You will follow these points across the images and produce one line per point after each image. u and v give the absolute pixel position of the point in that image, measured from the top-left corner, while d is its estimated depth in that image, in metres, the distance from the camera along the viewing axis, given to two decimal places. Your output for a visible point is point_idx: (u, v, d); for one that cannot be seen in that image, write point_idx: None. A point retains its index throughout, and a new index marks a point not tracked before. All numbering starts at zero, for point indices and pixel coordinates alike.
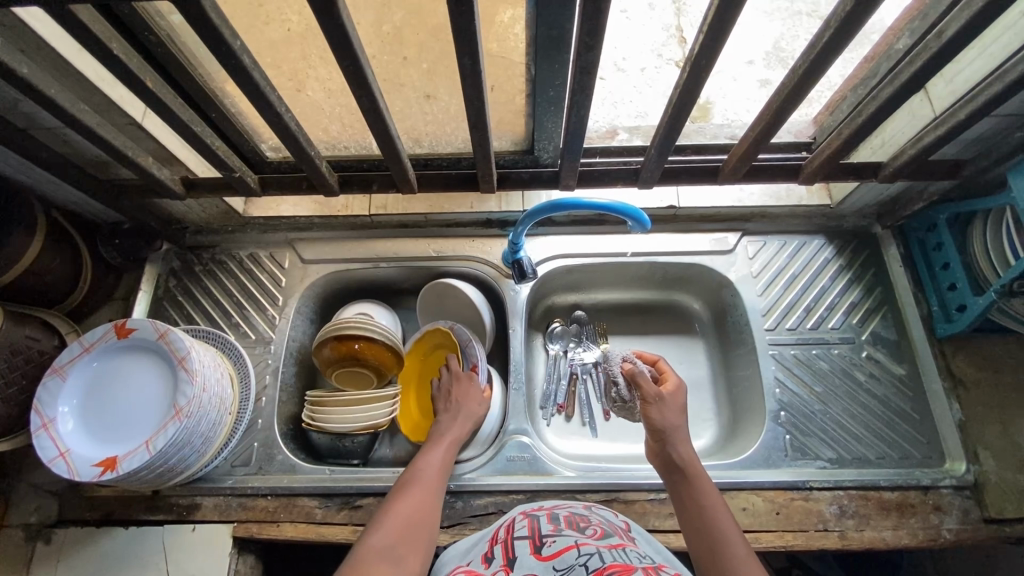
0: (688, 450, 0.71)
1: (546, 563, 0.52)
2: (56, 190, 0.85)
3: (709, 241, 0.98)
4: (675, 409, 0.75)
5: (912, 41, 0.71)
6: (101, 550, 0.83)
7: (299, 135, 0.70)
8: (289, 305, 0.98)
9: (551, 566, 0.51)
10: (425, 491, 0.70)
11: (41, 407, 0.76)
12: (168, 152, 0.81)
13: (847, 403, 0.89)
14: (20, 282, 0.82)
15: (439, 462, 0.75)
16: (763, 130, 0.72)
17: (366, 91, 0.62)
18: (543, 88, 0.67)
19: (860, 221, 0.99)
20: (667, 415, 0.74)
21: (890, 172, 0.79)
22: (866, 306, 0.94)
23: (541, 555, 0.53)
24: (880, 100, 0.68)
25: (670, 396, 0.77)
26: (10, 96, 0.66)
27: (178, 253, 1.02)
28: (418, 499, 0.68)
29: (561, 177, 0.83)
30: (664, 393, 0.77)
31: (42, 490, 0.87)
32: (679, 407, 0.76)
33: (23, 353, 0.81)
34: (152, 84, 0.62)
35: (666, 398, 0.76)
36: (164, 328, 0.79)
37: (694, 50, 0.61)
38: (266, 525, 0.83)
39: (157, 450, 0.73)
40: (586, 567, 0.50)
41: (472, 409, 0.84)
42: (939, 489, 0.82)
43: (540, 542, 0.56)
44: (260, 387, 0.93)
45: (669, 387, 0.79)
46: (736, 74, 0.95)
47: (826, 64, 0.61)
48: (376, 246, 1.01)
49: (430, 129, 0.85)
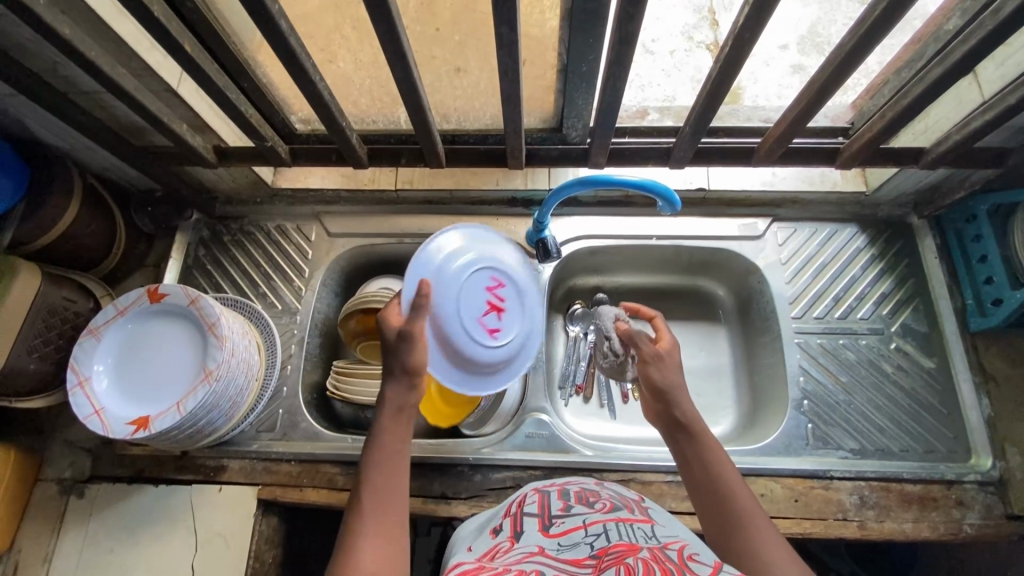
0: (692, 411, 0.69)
1: (551, 539, 0.51)
2: (92, 156, 0.87)
3: (737, 226, 0.97)
4: (674, 367, 0.72)
5: (963, 22, 0.68)
6: (132, 506, 0.86)
7: (332, 104, 0.70)
8: (315, 278, 1.00)
9: (556, 542, 0.51)
10: (382, 480, 0.60)
11: (77, 365, 0.79)
12: (201, 120, 0.82)
13: (873, 394, 0.88)
14: (58, 244, 0.84)
15: (397, 444, 0.64)
16: (804, 109, 0.70)
17: (401, 59, 0.61)
18: (576, 63, 0.65)
19: (896, 210, 0.96)
20: (671, 375, 0.71)
21: (932, 158, 0.76)
22: (897, 297, 0.92)
23: (548, 532, 0.53)
24: (928, 81, 0.66)
25: (670, 353, 0.73)
26: (51, 56, 0.67)
27: (207, 222, 1.04)
28: (386, 489, 0.60)
29: (591, 154, 0.82)
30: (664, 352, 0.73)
31: (75, 446, 0.90)
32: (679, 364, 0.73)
33: (60, 314, 0.84)
34: (190, 48, 0.63)
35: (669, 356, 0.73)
36: (195, 294, 0.81)
37: (738, 22, 0.58)
38: (290, 489, 0.86)
39: (188, 411, 0.75)
40: (590, 545, 0.49)
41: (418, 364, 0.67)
42: (963, 483, 0.81)
43: (548, 520, 0.55)
44: (285, 355, 0.95)
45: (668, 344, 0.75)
46: (768, 58, 0.94)
47: (875, 41, 0.58)
48: (401, 222, 1.02)
49: (459, 105, 0.84)
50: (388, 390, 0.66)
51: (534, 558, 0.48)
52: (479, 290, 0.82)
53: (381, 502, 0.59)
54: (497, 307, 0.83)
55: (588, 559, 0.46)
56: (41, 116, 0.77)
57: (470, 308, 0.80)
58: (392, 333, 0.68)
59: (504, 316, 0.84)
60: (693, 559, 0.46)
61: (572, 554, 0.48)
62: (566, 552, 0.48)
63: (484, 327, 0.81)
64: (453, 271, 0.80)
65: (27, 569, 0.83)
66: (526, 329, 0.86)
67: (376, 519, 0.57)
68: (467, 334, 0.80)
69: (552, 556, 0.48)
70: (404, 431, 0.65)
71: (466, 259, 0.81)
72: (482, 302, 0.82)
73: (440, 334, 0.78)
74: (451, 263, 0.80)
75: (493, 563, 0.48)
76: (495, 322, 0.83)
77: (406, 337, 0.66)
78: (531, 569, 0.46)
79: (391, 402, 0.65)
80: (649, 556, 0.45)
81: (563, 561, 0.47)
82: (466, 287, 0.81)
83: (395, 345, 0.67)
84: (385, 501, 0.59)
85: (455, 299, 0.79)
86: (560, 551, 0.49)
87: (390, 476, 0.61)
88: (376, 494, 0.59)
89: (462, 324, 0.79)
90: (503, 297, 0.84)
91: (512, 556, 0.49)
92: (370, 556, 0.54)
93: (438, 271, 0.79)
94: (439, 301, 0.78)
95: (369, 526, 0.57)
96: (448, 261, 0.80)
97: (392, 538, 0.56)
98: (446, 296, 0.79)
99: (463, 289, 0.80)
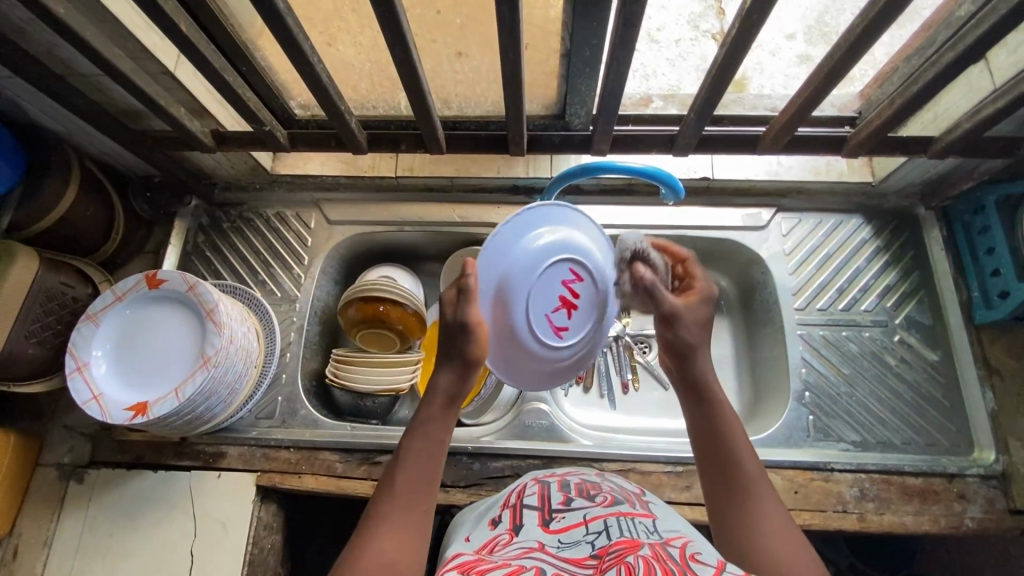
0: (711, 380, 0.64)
1: (552, 535, 0.51)
2: (89, 140, 0.86)
3: (741, 216, 0.96)
4: (698, 325, 0.64)
5: (975, 7, 0.67)
6: (131, 491, 0.86)
7: (331, 88, 0.69)
8: (314, 265, 0.99)
9: (557, 539, 0.50)
10: (415, 469, 0.56)
11: (75, 350, 0.78)
12: (199, 104, 0.81)
13: (875, 386, 0.87)
14: (56, 229, 0.83)
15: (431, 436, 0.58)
16: (811, 96, 0.68)
17: (400, 42, 0.60)
18: (579, 46, 0.63)
19: (902, 201, 0.95)
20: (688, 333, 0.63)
21: (941, 148, 0.75)
22: (902, 289, 0.91)
23: (548, 528, 0.52)
24: (939, 67, 0.64)
25: (686, 308, 0.64)
26: (46, 37, 0.66)
27: (206, 209, 1.03)
28: (417, 484, 0.55)
29: (594, 141, 0.80)
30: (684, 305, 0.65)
31: (75, 431, 0.90)
32: (701, 322, 0.64)
33: (58, 299, 0.83)
34: (186, 28, 0.62)
35: (692, 309, 0.64)
36: (194, 280, 0.80)
37: (746, 4, 0.56)
38: (288, 476, 0.85)
39: (186, 397, 0.75)
40: (591, 544, 0.48)
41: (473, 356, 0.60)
42: (965, 477, 0.80)
43: (548, 515, 0.54)
44: (285, 343, 0.94)
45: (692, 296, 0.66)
46: (774, 48, 0.91)
47: (886, 25, 0.57)
48: (400, 210, 1.01)
49: (460, 90, 0.83)
50: (441, 377, 0.60)
51: (533, 555, 0.48)
52: (553, 282, 0.67)
53: (411, 493, 0.55)
54: (570, 304, 0.69)
55: (589, 559, 0.46)
56: (37, 99, 0.76)
57: (540, 303, 0.67)
58: (447, 321, 0.61)
59: (577, 315, 0.70)
60: (696, 559, 0.45)
61: (572, 553, 0.48)
62: (567, 551, 0.48)
63: (551, 328, 0.68)
64: (529, 259, 0.65)
65: (27, 553, 0.84)
66: (598, 328, 0.73)
67: (402, 510, 0.54)
68: (531, 334, 0.67)
69: (553, 553, 0.48)
70: (449, 424, 0.60)
71: (546, 245, 0.66)
72: (556, 297, 0.68)
73: (498, 329, 0.66)
74: (528, 248, 0.65)
75: (493, 557, 0.48)
76: (565, 321, 0.69)
77: (463, 327, 0.59)
78: (530, 564, 0.46)
79: (440, 391, 0.60)
80: (651, 554, 0.45)
81: (564, 560, 0.47)
82: (540, 280, 0.66)
83: (453, 333, 0.60)
84: (416, 493, 0.55)
85: (526, 293, 0.66)
86: (560, 549, 0.49)
87: (426, 467, 0.57)
88: (407, 483, 0.55)
89: (528, 322, 0.67)
90: (580, 292, 0.69)
91: (512, 551, 0.49)
92: (386, 548, 0.51)
93: (506, 258, 0.65)
94: (506, 293, 0.65)
95: (392, 516, 0.53)
96: (524, 245, 0.65)
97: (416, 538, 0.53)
98: (517, 290, 0.65)
99: (536, 283, 0.66)
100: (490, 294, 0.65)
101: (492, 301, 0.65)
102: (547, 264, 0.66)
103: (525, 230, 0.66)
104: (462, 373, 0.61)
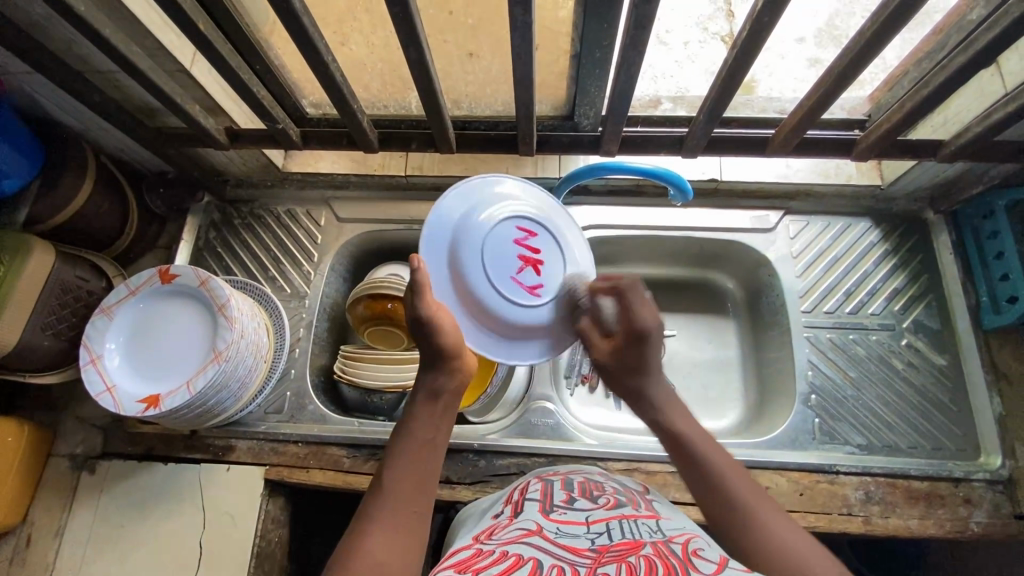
0: (675, 410, 0.63)
1: (551, 523, 0.52)
2: (104, 136, 0.87)
3: (749, 218, 0.96)
4: (636, 369, 0.66)
5: (986, 11, 0.68)
6: (141, 483, 0.87)
7: (345, 88, 0.70)
8: (324, 262, 1.00)
9: (556, 527, 0.51)
10: (415, 467, 0.56)
11: (89, 343, 0.80)
12: (213, 101, 0.82)
13: (882, 390, 0.87)
14: (71, 223, 0.85)
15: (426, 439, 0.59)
16: (819, 101, 0.68)
17: (414, 42, 0.61)
18: (590, 47, 0.64)
19: (911, 205, 0.95)
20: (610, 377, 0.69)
21: (951, 151, 0.75)
22: (910, 293, 0.91)
23: (549, 517, 0.53)
24: (949, 71, 0.64)
25: (613, 351, 0.67)
26: (67, 36, 0.68)
27: (218, 205, 1.04)
28: (411, 483, 0.55)
29: (603, 142, 0.81)
30: (616, 349, 0.67)
31: (86, 423, 0.92)
32: (627, 367, 0.66)
33: (72, 292, 0.85)
34: (204, 27, 0.63)
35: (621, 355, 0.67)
36: (205, 275, 0.82)
37: (757, 6, 0.57)
38: (297, 470, 0.87)
39: (197, 390, 0.76)
40: (591, 540, 0.49)
41: (438, 349, 0.62)
42: (972, 482, 0.80)
43: (549, 506, 0.55)
44: (294, 338, 0.95)
45: (620, 342, 0.67)
46: (785, 52, 0.92)
47: (897, 29, 0.57)
48: (410, 208, 1.02)
49: (470, 90, 0.84)
50: (425, 376, 0.63)
51: (530, 540, 0.49)
52: (507, 236, 0.68)
53: (408, 492, 0.54)
54: (532, 260, 0.69)
55: (588, 551, 0.47)
56: (56, 95, 0.77)
57: (501, 264, 0.67)
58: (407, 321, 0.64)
59: (544, 269, 0.70)
60: (699, 554, 0.46)
61: (570, 542, 0.49)
62: (565, 539, 0.49)
63: (519, 285, 0.68)
64: (477, 230, 0.67)
65: (40, 541, 0.85)
66: (573, 279, 0.71)
67: (397, 511, 0.53)
68: (497, 296, 0.67)
69: (551, 538, 0.49)
70: (442, 425, 0.61)
71: (490, 210, 0.68)
72: (516, 253, 0.68)
73: (469, 306, 0.66)
74: (474, 216, 0.67)
75: (488, 547, 0.49)
76: (534, 278, 0.69)
77: (418, 322, 0.62)
78: (528, 553, 0.46)
79: (430, 388, 0.62)
80: (652, 552, 0.46)
81: (562, 547, 0.48)
82: (489, 241, 0.67)
83: (423, 333, 0.62)
84: (410, 494, 0.55)
85: (478, 258, 0.66)
86: (558, 536, 0.49)
87: (421, 468, 0.57)
88: (404, 482, 0.55)
89: (488, 289, 0.66)
90: (538, 247, 0.70)
91: (509, 537, 0.50)
92: (383, 544, 0.50)
93: (456, 215, 0.68)
94: (461, 260, 0.66)
95: (388, 514, 0.53)
96: (459, 216, 0.67)
97: (408, 536, 0.52)
98: (465, 246, 0.66)
99: (487, 245, 0.67)
100: (443, 270, 0.66)
101: (446, 275, 0.66)
102: (498, 226, 0.68)
103: (462, 201, 0.68)
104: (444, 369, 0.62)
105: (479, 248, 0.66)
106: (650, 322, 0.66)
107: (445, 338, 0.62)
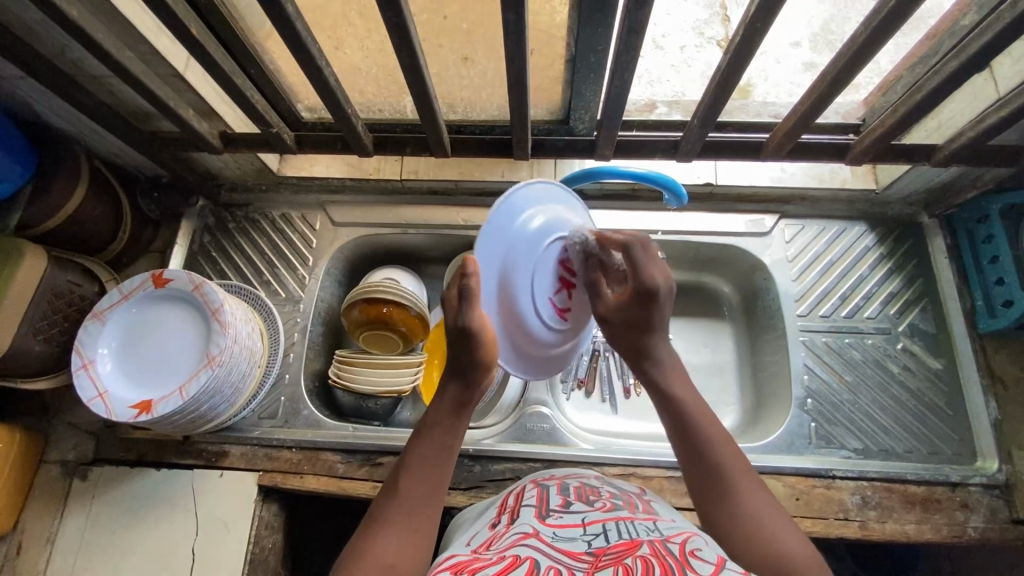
0: (678, 379, 0.63)
1: (548, 527, 0.51)
2: (98, 140, 0.87)
3: (745, 222, 0.96)
4: (639, 325, 0.64)
5: (979, 17, 0.68)
6: (134, 489, 0.86)
7: (338, 93, 0.70)
8: (319, 267, 1.00)
9: (552, 530, 0.50)
10: (425, 472, 0.57)
11: (81, 348, 0.79)
12: (208, 106, 0.82)
13: (878, 394, 0.87)
14: (64, 228, 0.84)
15: (438, 445, 0.58)
16: (812, 106, 0.69)
17: (407, 47, 0.61)
18: (584, 52, 0.64)
19: (906, 209, 0.95)
20: (616, 332, 0.67)
21: (945, 156, 0.75)
22: (905, 296, 0.91)
23: (545, 521, 0.52)
24: (942, 76, 0.65)
25: (618, 306, 0.66)
26: (60, 40, 0.67)
27: (213, 209, 1.04)
28: (421, 489, 0.56)
29: (597, 146, 0.81)
30: (622, 304, 0.65)
31: (78, 429, 0.91)
32: (629, 323, 0.65)
33: (65, 297, 0.84)
34: (196, 32, 0.63)
35: (623, 313, 0.65)
36: (199, 280, 0.81)
37: (749, 12, 0.57)
38: (290, 476, 0.86)
39: (190, 396, 0.75)
40: (588, 542, 0.48)
41: (473, 362, 0.60)
42: (968, 486, 0.80)
43: (546, 511, 0.55)
44: (289, 343, 0.95)
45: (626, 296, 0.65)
46: (780, 56, 0.93)
47: (889, 35, 0.57)
48: (405, 212, 1.01)
49: (465, 94, 0.84)
50: (452, 384, 0.61)
51: (527, 542, 0.48)
52: (550, 258, 0.70)
53: (420, 494, 0.56)
54: (568, 283, 0.72)
55: (585, 554, 0.46)
56: (49, 100, 0.77)
57: (543, 283, 0.69)
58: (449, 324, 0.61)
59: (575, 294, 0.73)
60: (696, 554, 0.46)
61: (566, 544, 0.48)
62: (561, 542, 0.48)
63: (555, 309, 0.71)
64: (529, 246, 0.67)
65: (30, 549, 0.84)
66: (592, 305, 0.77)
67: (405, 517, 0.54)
68: (536, 316, 0.69)
69: (547, 541, 0.48)
70: (458, 429, 0.60)
71: (541, 225, 0.68)
72: (556, 277, 0.70)
73: (513, 320, 0.67)
74: (527, 231, 0.67)
75: (488, 556, 0.48)
76: (567, 302, 0.72)
77: (462, 332, 0.59)
78: (525, 555, 0.46)
79: (452, 396, 0.61)
80: (649, 552, 0.45)
81: (557, 549, 0.47)
82: (539, 261, 0.68)
83: (458, 341, 0.60)
84: (417, 500, 0.55)
85: (527, 278, 0.67)
86: (554, 540, 0.49)
87: (431, 473, 0.57)
88: (414, 487, 0.56)
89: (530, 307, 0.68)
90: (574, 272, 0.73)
91: (507, 543, 0.49)
92: (391, 547, 0.51)
93: (512, 226, 0.66)
94: (513, 276, 0.65)
95: (397, 518, 0.54)
96: (514, 229, 0.66)
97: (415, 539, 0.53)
98: (517, 262, 0.66)
99: (536, 265, 0.67)
100: (494, 283, 0.65)
101: (496, 289, 0.65)
102: (546, 244, 0.69)
103: (517, 212, 0.66)
104: (471, 379, 0.61)
105: (527, 267, 0.67)
106: (660, 281, 0.62)
107: (484, 354, 0.60)
